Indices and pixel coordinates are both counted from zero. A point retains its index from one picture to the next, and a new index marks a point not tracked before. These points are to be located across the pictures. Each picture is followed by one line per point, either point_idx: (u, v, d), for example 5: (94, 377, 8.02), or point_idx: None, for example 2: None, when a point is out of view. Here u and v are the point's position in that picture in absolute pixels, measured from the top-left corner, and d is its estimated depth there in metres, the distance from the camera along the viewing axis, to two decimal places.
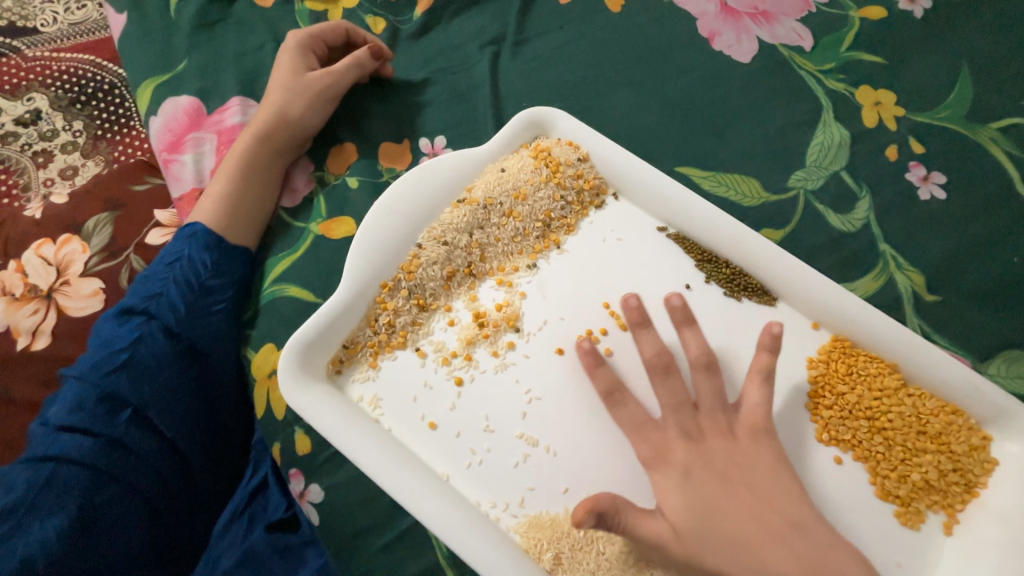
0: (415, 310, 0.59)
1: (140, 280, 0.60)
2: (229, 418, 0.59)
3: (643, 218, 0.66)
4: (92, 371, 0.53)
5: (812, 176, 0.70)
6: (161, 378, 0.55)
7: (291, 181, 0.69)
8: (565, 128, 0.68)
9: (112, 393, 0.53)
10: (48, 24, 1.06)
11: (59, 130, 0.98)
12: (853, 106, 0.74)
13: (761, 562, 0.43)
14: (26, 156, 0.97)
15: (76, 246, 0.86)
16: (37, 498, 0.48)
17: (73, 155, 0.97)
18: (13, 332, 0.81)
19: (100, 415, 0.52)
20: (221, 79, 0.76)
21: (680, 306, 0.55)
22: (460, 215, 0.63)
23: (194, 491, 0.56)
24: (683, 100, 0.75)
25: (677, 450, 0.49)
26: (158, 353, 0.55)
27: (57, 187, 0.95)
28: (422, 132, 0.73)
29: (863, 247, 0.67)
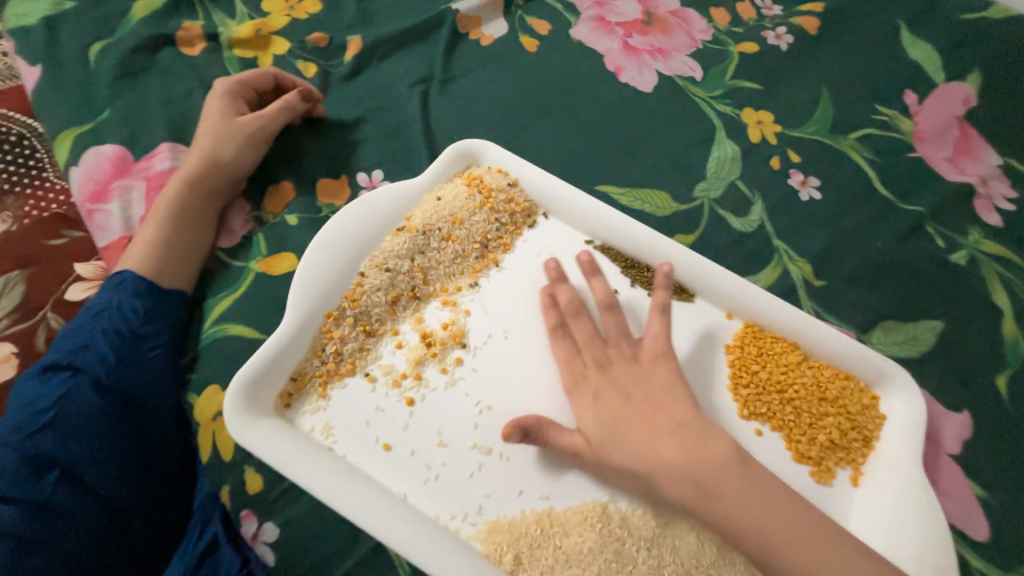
0: (362, 336, 0.61)
1: (66, 334, 0.58)
2: (167, 468, 0.56)
3: (571, 233, 0.72)
4: (11, 434, 0.50)
5: (713, 187, 0.80)
6: (92, 432, 0.52)
7: (224, 222, 0.70)
8: (494, 157, 0.74)
9: (36, 454, 0.49)
10: None
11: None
12: (740, 125, 0.87)
13: (662, 460, 0.52)
14: None
15: None
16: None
17: None
18: None
19: (22, 480, 0.48)
20: (149, 126, 0.76)
21: (588, 260, 0.65)
22: (400, 242, 0.66)
23: (134, 552, 0.52)
24: (598, 126, 0.84)
25: (593, 377, 0.58)
26: (87, 407, 0.53)
27: None
28: (358, 167, 0.76)
29: (760, 244, 0.77)
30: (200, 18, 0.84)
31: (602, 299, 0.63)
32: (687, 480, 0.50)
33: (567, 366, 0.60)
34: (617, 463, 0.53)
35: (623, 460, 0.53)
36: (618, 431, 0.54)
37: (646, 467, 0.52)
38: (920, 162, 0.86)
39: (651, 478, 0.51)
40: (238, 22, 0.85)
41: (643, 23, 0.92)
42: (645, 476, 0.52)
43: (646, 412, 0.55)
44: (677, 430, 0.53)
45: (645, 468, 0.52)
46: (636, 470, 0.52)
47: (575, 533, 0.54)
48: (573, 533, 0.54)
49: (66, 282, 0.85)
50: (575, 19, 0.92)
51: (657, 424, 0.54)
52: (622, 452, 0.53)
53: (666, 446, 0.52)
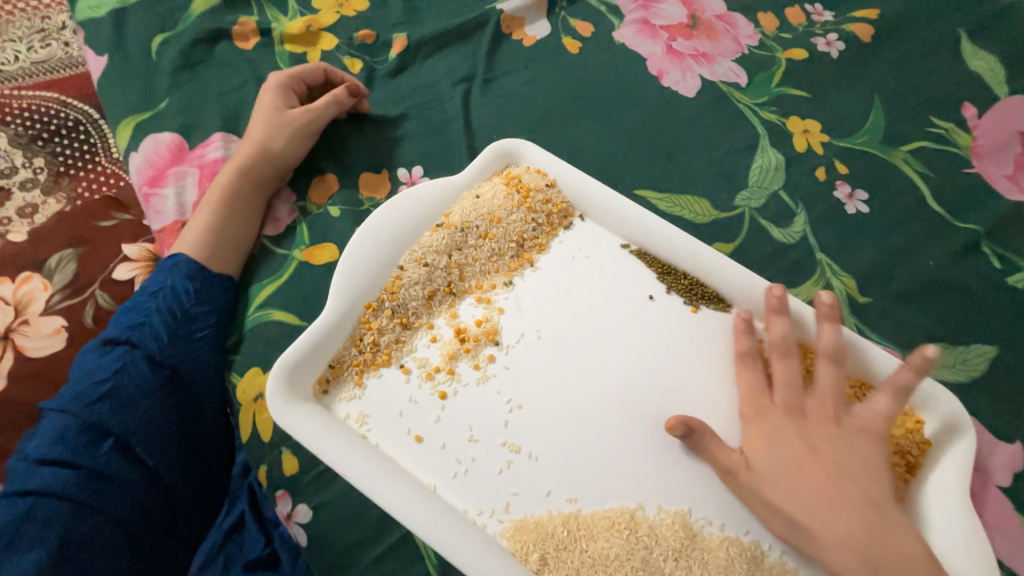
0: (398, 329, 0.62)
1: (124, 310, 0.61)
2: (208, 443, 0.58)
3: (607, 236, 0.72)
4: (73, 402, 0.53)
5: (754, 196, 0.79)
6: (144, 407, 0.54)
7: (272, 212, 0.72)
8: (533, 157, 0.74)
9: (94, 423, 0.52)
10: (9, 62, 1.08)
11: (19, 167, 0.98)
12: (785, 134, 0.84)
13: (824, 522, 0.51)
14: None
15: (36, 284, 0.86)
16: (14, 534, 0.46)
17: (33, 192, 0.96)
18: None
19: (81, 446, 0.51)
20: (203, 116, 0.79)
21: (828, 303, 0.60)
22: (439, 238, 0.67)
23: (177, 520, 0.55)
24: (638, 130, 0.83)
25: (778, 415, 0.58)
26: (141, 381, 0.55)
27: (15, 225, 0.93)
28: (400, 163, 0.77)
29: (803, 256, 0.75)
30: (255, 13, 0.87)
31: (776, 342, 0.61)
32: (849, 548, 0.50)
33: (753, 397, 0.59)
34: (772, 499, 0.53)
35: (782, 499, 0.53)
36: (790, 474, 0.54)
37: (806, 517, 0.52)
38: (978, 178, 0.82)
39: (809, 528, 0.52)
40: (289, 17, 0.87)
41: (687, 27, 0.91)
42: (800, 525, 0.52)
43: (832, 468, 0.54)
44: (867, 507, 0.52)
45: (807, 522, 0.52)
46: (792, 513, 0.53)
47: (601, 538, 0.54)
48: (599, 537, 0.54)
49: (115, 262, 0.89)
50: (619, 21, 0.91)
51: (841, 489, 0.53)
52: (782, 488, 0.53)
53: (843, 511, 0.51)
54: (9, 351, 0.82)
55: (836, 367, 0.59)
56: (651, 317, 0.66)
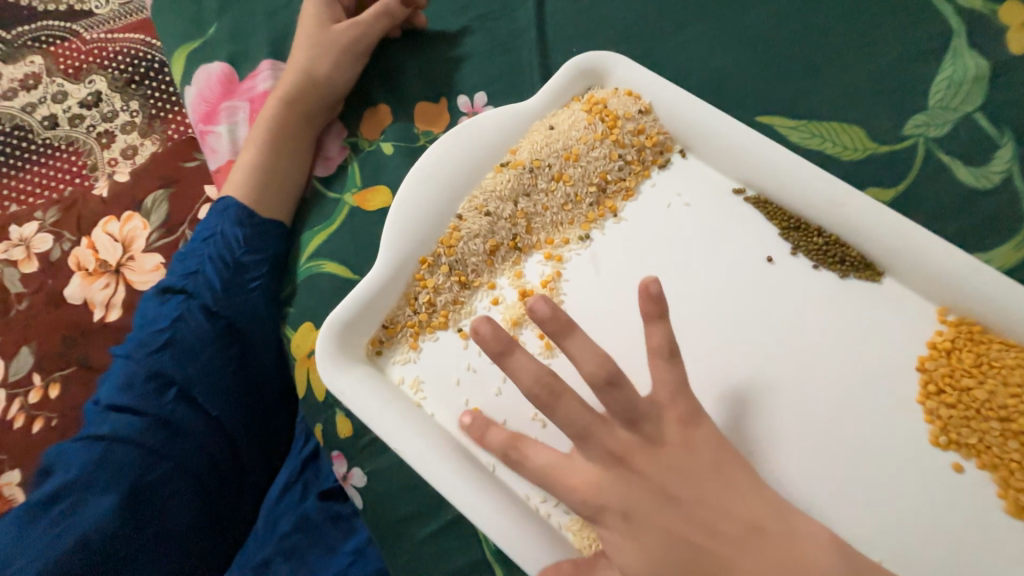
0: (456, 288, 0.54)
1: (178, 257, 0.59)
2: (266, 395, 0.57)
3: (715, 179, 0.57)
4: (137, 350, 0.53)
5: (935, 121, 0.57)
6: (204, 357, 0.53)
7: (319, 148, 0.64)
8: (623, 75, 0.59)
9: (159, 372, 0.52)
10: (102, 6, 1.06)
11: (118, 111, 1.00)
12: (995, 29, 0.59)
13: None
14: (91, 137, 1.00)
15: (138, 223, 0.90)
16: (93, 477, 0.47)
17: (132, 135, 0.99)
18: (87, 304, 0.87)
19: (148, 394, 0.51)
20: (252, 41, 0.71)
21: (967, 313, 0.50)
22: (504, 181, 0.56)
23: (244, 466, 0.55)
24: (767, 34, 0.62)
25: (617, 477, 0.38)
26: (199, 331, 0.54)
27: (121, 166, 0.97)
28: (460, 90, 0.65)
29: (1001, 207, 0.54)
30: None
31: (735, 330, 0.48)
32: None
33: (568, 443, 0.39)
34: None
35: None
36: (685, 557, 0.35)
37: None
38: None
39: None
40: None
41: None
42: None
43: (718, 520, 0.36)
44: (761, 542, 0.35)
45: None
46: None
47: None
48: None
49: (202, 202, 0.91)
50: None
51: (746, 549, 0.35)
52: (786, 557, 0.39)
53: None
54: (122, 284, 0.87)
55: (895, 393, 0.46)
56: (769, 285, 0.53)
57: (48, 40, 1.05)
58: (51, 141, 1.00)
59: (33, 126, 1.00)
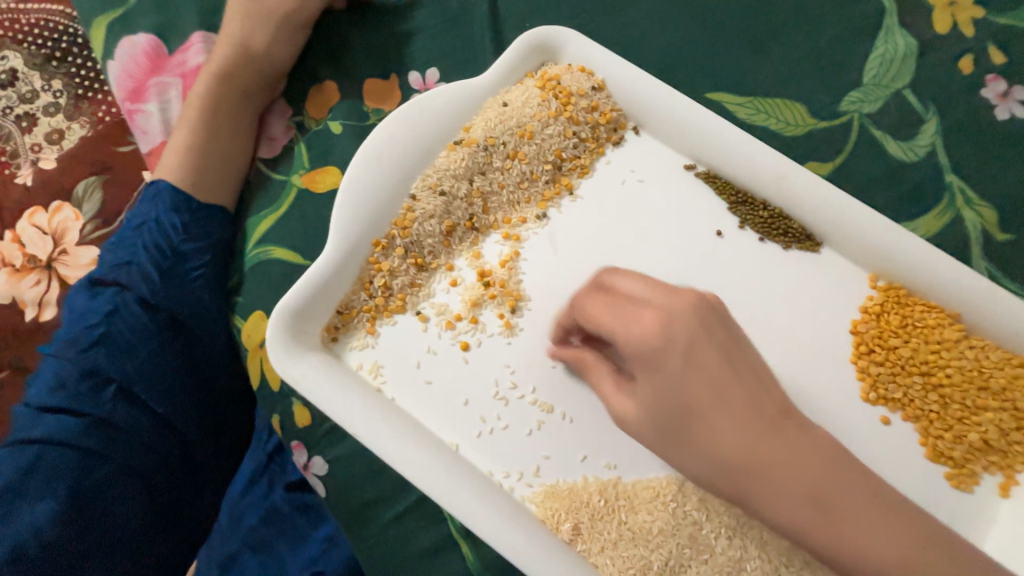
0: (413, 270, 0.53)
1: (110, 247, 0.55)
2: (216, 390, 0.54)
3: (668, 156, 0.58)
4: (66, 348, 0.49)
5: (868, 97, 0.60)
6: (144, 352, 0.50)
7: (246, 121, 0.59)
8: (576, 51, 0.58)
9: (93, 370, 0.49)
10: None
11: (39, 91, 0.88)
12: (922, 8, 0.62)
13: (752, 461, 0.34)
14: (9, 121, 0.88)
15: (67, 214, 0.84)
16: (27, 483, 0.45)
17: (58, 118, 0.88)
18: (19, 303, 0.83)
19: (81, 394, 0.48)
20: (179, 10, 0.66)
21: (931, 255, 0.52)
22: (458, 159, 0.55)
23: (195, 465, 0.52)
24: (716, 10, 0.63)
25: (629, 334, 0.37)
26: (136, 326, 0.50)
27: (47, 152, 0.87)
28: (411, 65, 0.63)
29: (926, 179, 0.57)
30: None
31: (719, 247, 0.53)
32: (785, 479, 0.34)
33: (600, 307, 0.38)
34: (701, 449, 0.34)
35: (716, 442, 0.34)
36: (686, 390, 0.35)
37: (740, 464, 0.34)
38: None
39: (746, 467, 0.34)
40: None
41: None
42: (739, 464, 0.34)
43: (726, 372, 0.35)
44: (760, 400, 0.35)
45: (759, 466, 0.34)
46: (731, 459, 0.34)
47: (643, 510, 0.48)
48: (640, 509, 0.48)
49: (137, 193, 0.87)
50: None
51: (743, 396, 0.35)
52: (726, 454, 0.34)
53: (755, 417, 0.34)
54: (55, 280, 0.84)
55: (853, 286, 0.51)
56: (718, 259, 0.55)
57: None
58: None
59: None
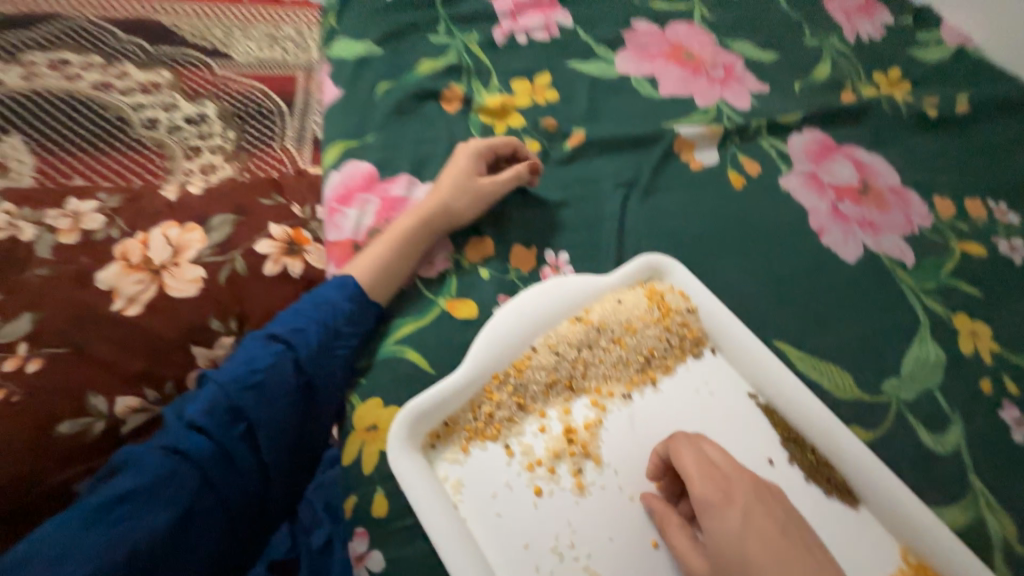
0: (514, 408, 0.63)
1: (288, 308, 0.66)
2: (311, 455, 0.61)
3: (736, 380, 0.71)
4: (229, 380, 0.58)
5: (906, 387, 0.72)
6: (280, 407, 0.59)
7: (401, 222, 0.75)
8: (679, 279, 0.76)
9: (239, 407, 0.57)
10: (239, 43, 1.05)
11: (214, 134, 0.94)
12: (949, 330, 0.79)
13: None
14: (178, 147, 0.92)
15: (196, 234, 0.80)
16: (149, 491, 0.51)
17: (217, 159, 0.92)
18: (110, 296, 0.73)
19: (223, 423, 0.56)
20: (398, 157, 0.90)
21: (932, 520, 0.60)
22: (575, 331, 0.68)
23: (266, 517, 0.58)
24: (788, 279, 0.82)
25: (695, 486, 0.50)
26: (285, 382, 0.60)
27: (194, 180, 0.89)
28: (550, 245, 0.82)
29: (953, 473, 0.66)
30: (463, 84, 1.01)
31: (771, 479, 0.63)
32: None
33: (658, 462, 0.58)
34: None
35: None
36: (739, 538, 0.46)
37: None
38: None
39: None
40: (490, 92, 1.01)
41: (857, 192, 0.94)
42: None
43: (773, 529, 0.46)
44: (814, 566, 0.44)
45: None
46: None
47: None
48: None
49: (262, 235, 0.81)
50: (788, 168, 0.95)
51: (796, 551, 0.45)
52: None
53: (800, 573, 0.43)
54: (155, 286, 0.75)
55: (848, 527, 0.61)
56: None
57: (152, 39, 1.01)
58: (131, 138, 0.91)
59: (123, 117, 0.93)
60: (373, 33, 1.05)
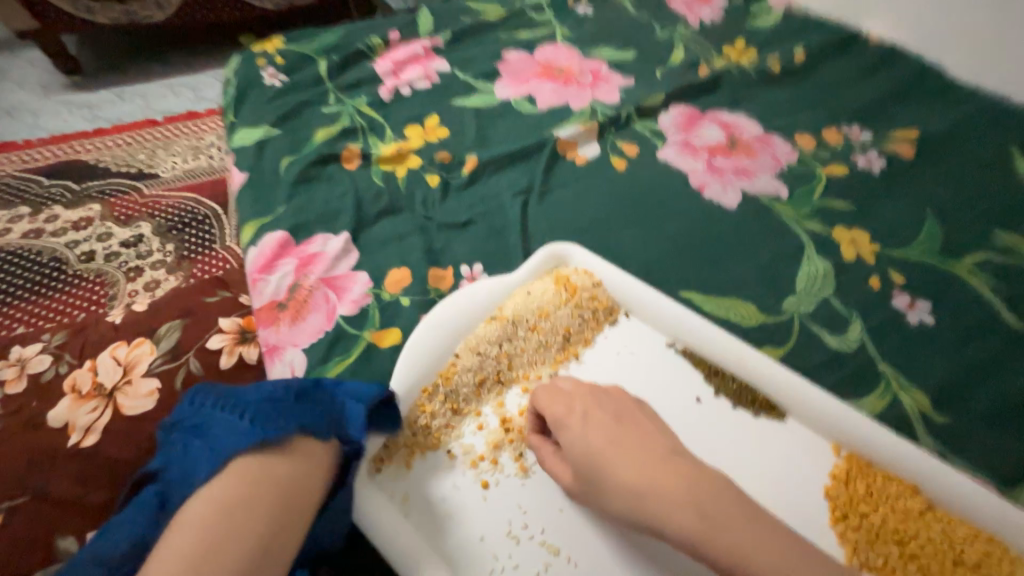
0: (449, 414, 0.66)
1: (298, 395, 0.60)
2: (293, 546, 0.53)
3: (653, 335, 0.76)
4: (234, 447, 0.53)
5: (803, 302, 0.79)
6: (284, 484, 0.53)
7: None
8: (581, 259, 0.82)
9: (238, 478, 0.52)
10: (167, 171, 1.46)
11: (153, 250, 1.21)
12: (832, 242, 0.87)
13: (645, 498, 0.49)
14: (121, 271, 1.16)
15: (144, 349, 0.91)
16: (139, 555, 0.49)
17: (159, 271, 1.16)
18: (67, 429, 0.82)
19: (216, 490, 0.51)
20: (308, 218, 0.96)
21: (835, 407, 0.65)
22: (492, 329, 0.73)
23: None
24: (682, 236, 0.89)
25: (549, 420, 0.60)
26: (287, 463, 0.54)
27: (138, 297, 1.09)
28: (463, 261, 0.88)
29: (863, 365, 0.72)
30: (360, 142, 1.10)
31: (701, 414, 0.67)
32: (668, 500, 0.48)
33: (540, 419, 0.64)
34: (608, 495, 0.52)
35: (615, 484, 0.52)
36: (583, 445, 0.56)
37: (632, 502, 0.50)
38: None
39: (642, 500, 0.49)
40: (386, 143, 1.10)
41: (726, 147, 1.04)
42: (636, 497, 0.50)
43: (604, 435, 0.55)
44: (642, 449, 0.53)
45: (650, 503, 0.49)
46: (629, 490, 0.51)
47: None
48: None
49: (210, 333, 0.95)
50: (662, 143, 1.06)
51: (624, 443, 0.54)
52: (624, 483, 0.51)
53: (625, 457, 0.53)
54: (110, 408, 0.84)
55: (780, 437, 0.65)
56: (700, 421, 0.67)
57: (113, 194, 1.37)
58: (81, 272, 1.15)
59: (69, 259, 1.18)
60: (270, 119, 1.14)
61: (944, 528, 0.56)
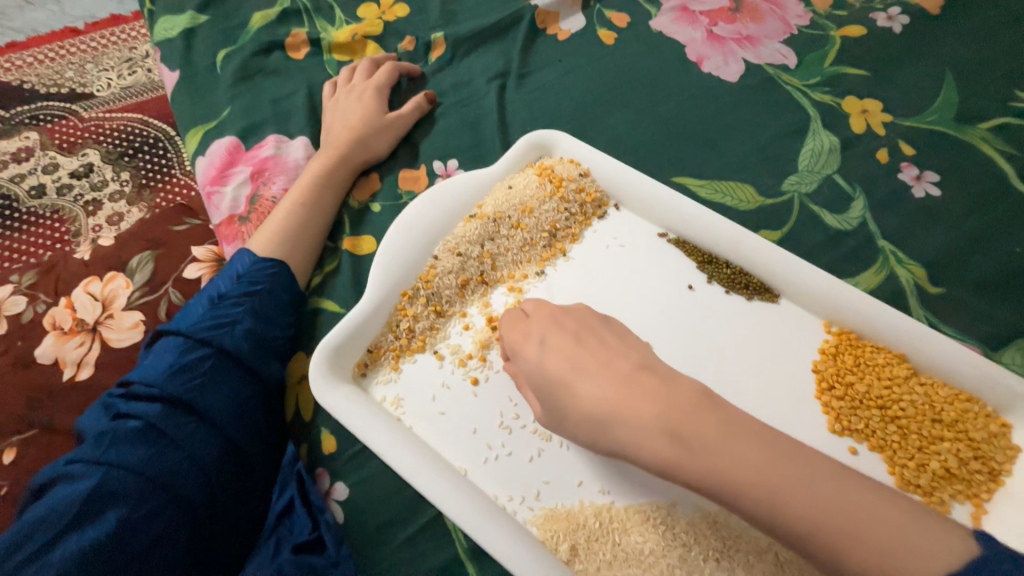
0: (433, 316, 0.63)
1: (198, 302, 0.63)
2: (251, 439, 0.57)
3: (644, 225, 0.71)
4: (160, 376, 0.56)
5: (805, 180, 0.74)
6: (219, 390, 0.57)
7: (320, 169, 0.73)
8: (566, 149, 0.75)
9: (172, 400, 0.55)
10: (102, 89, 1.25)
11: (107, 181, 1.10)
12: (841, 115, 0.79)
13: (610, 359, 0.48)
14: (77, 206, 1.07)
15: (120, 282, 0.87)
16: (100, 496, 0.49)
17: (119, 203, 1.08)
18: (59, 364, 0.81)
19: (157, 418, 0.54)
20: (257, 120, 0.84)
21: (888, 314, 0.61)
22: (472, 229, 0.68)
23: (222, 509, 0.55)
24: (677, 117, 0.81)
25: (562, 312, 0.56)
26: (214, 365, 0.58)
27: (104, 232, 1.04)
28: (436, 157, 0.80)
29: (862, 243, 0.69)
30: (306, 26, 0.94)
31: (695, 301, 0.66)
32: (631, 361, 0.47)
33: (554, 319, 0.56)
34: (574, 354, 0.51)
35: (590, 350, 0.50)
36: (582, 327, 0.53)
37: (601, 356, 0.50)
38: None
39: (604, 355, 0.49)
40: (336, 26, 0.94)
41: (731, 10, 0.90)
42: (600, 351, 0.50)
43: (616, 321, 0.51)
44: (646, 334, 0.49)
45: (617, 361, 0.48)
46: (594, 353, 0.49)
47: (635, 532, 0.52)
48: (633, 531, 0.52)
49: (185, 263, 0.89)
50: (657, 9, 0.91)
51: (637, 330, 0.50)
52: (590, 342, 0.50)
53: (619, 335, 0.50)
54: (98, 342, 0.82)
55: (774, 319, 0.64)
56: (691, 309, 0.65)
57: (46, 119, 1.19)
58: (34, 209, 1.06)
59: (18, 197, 1.08)
60: (193, 4, 0.96)
61: (927, 393, 0.58)
